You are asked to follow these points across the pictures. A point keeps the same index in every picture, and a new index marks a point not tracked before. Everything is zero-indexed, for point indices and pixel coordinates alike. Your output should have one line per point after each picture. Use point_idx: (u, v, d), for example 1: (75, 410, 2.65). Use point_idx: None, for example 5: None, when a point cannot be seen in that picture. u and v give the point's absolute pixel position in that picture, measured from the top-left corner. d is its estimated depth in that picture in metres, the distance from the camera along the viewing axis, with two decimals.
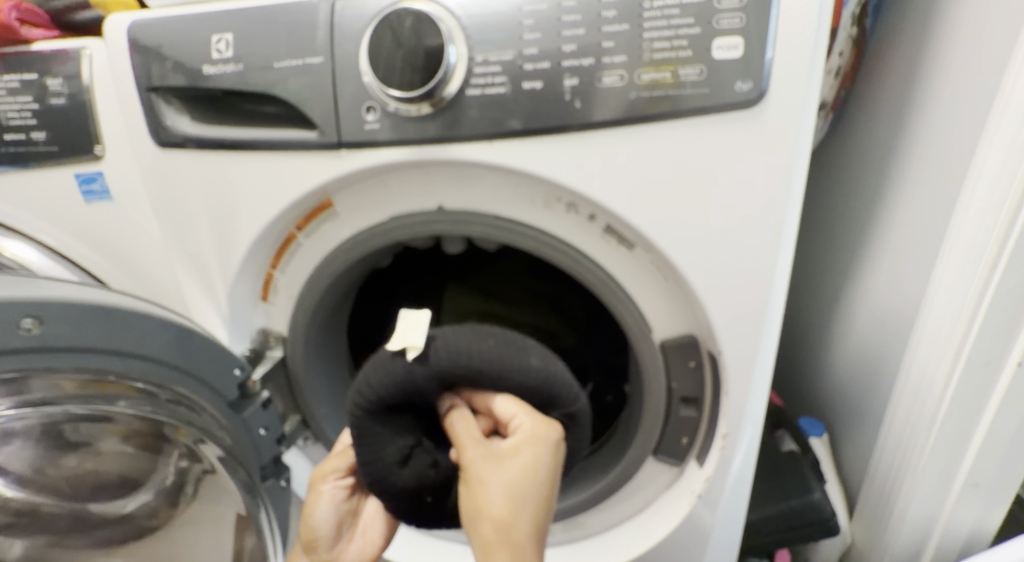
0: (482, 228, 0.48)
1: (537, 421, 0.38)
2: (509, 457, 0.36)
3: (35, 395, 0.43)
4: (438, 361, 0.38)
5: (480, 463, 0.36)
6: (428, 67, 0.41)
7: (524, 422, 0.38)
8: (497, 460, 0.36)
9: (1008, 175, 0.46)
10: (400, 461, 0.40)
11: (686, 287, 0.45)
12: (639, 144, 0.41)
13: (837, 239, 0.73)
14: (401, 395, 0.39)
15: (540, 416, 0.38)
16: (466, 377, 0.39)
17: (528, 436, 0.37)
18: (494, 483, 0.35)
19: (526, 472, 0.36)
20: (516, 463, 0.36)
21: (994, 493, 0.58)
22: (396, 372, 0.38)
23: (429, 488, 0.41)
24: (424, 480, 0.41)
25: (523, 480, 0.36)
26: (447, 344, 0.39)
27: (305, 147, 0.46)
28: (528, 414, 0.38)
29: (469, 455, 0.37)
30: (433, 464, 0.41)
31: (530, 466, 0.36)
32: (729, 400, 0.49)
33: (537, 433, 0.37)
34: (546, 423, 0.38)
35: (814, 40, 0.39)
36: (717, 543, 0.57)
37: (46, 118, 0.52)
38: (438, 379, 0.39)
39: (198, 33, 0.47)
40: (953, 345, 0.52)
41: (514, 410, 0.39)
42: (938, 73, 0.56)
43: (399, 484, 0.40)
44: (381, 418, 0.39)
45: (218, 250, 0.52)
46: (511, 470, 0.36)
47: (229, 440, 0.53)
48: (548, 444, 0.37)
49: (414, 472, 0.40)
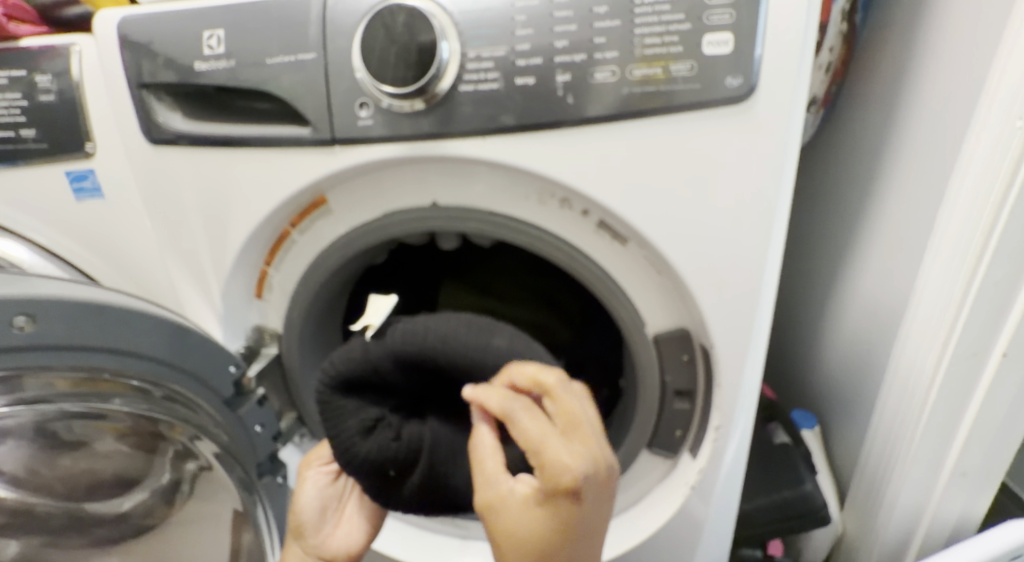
0: (477, 224, 0.48)
1: (552, 464, 0.35)
2: (525, 510, 0.36)
3: (28, 393, 0.43)
4: (393, 339, 0.41)
5: (498, 514, 0.36)
6: (421, 63, 0.42)
7: (539, 460, 0.35)
8: (512, 514, 0.36)
9: (994, 168, 0.46)
10: (362, 433, 0.41)
11: (679, 281, 0.46)
12: (632, 140, 0.42)
13: (827, 233, 0.74)
14: (361, 370, 0.41)
15: (557, 450, 0.35)
16: (425, 356, 0.41)
17: (543, 484, 0.35)
18: (510, 543, 0.36)
19: (546, 530, 0.35)
20: (535, 518, 0.35)
21: (981, 481, 0.59)
22: (355, 350, 0.41)
23: (393, 461, 0.41)
24: (386, 452, 0.41)
25: (545, 541, 0.35)
26: (406, 325, 0.41)
27: (299, 144, 0.46)
28: (544, 444, 0.35)
29: (488, 500, 0.37)
30: (396, 438, 0.41)
31: (551, 523, 0.35)
32: (722, 392, 0.49)
33: (551, 479, 0.34)
34: (565, 461, 0.34)
35: (804, 35, 0.39)
36: (711, 534, 0.58)
37: (35, 115, 0.51)
38: (395, 358, 0.41)
39: (189, 29, 0.46)
40: (941, 337, 0.53)
41: (532, 434, 0.36)
42: (925, 68, 0.56)
43: (362, 455, 0.41)
44: (345, 392, 0.42)
45: (211, 246, 0.52)
46: (529, 531, 0.35)
47: (225, 438, 0.53)
48: (567, 493, 0.34)
49: (376, 443, 0.41)
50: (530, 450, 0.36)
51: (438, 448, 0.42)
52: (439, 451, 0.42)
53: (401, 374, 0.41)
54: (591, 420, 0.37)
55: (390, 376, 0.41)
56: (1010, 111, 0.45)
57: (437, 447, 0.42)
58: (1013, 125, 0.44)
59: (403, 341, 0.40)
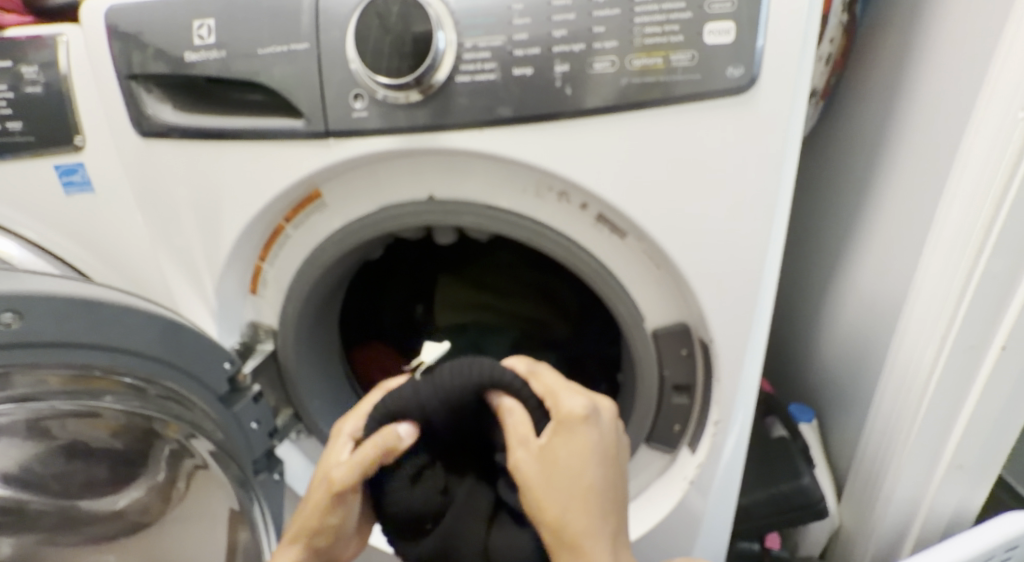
0: (473, 219, 0.48)
1: (566, 402, 0.43)
2: (551, 451, 0.41)
3: (19, 390, 0.42)
4: (443, 381, 0.43)
5: (531, 461, 0.41)
6: (416, 53, 0.41)
7: (555, 403, 0.43)
8: (543, 457, 0.41)
9: (996, 159, 0.46)
10: (410, 481, 0.43)
11: (677, 274, 0.45)
12: (630, 131, 0.41)
13: (826, 227, 0.74)
14: (411, 414, 0.43)
15: (569, 393, 0.43)
16: (471, 396, 0.43)
17: (560, 420, 0.42)
18: (544, 483, 0.41)
19: (573, 460, 0.41)
20: (563, 452, 0.41)
21: (979, 472, 0.58)
22: (406, 393, 0.43)
23: (428, 515, 0.43)
24: (428, 504, 0.43)
25: (572, 471, 0.41)
26: (453, 368, 0.43)
27: (293, 136, 0.45)
28: (558, 390, 0.44)
29: (518, 459, 0.42)
30: (438, 491, 0.44)
31: (573, 452, 0.41)
32: (721, 387, 0.49)
33: (568, 413, 0.42)
34: (576, 399, 0.43)
35: (806, 25, 0.39)
36: (709, 528, 0.58)
37: (22, 107, 0.50)
38: (445, 399, 0.43)
39: (180, 20, 0.46)
40: (940, 329, 0.52)
41: (549, 386, 0.44)
42: (926, 59, 0.56)
43: (406, 502, 0.43)
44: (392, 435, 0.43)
45: (204, 242, 0.51)
46: (558, 466, 0.41)
47: (219, 435, 0.52)
48: (582, 420, 0.42)
49: (421, 492, 0.43)
50: (546, 396, 0.44)
51: (463, 509, 0.44)
52: (464, 515, 0.44)
53: (447, 416, 0.44)
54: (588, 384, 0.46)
55: (435, 417, 0.43)
56: (1012, 102, 0.44)
57: (463, 508, 0.44)
58: (1015, 116, 0.44)
59: (453, 383, 0.42)
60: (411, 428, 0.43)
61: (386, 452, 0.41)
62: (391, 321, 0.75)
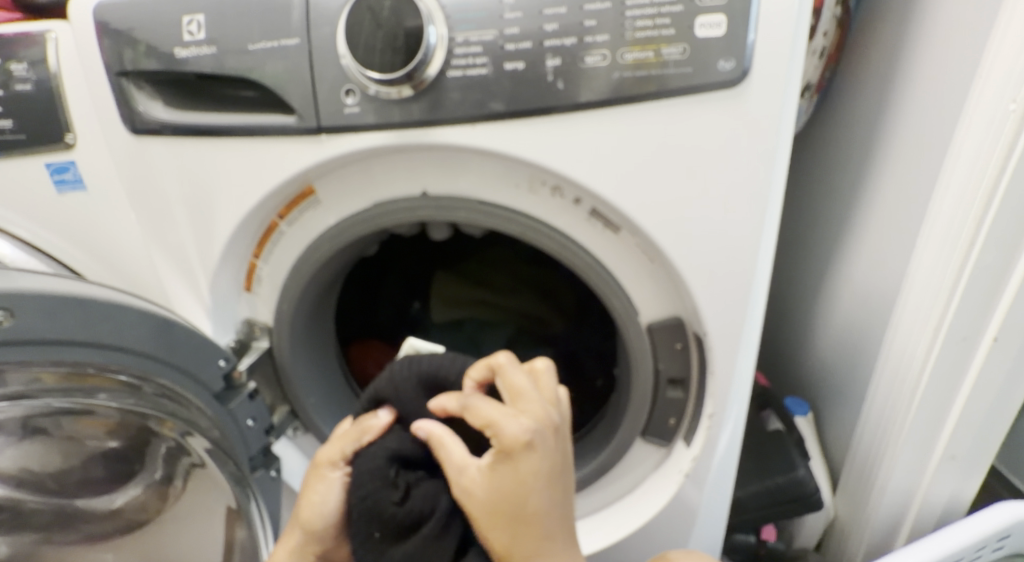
0: (466, 214, 0.48)
1: (504, 430, 0.39)
2: (494, 478, 0.40)
3: (13, 388, 0.42)
4: (418, 365, 0.46)
5: (476, 489, 0.40)
6: (408, 48, 0.41)
7: (493, 432, 0.39)
8: (486, 485, 0.40)
9: (986, 152, 0.46)
10: (379, 467, 0.43)
11: (672, 270, 0.45)
12: (624, 125, 0.41)
13: (820, 221, 0.74)
14: (391, 389, 0.46)
15: (508, 417, 0.39)
16: (447, 385, 0.46)
17: (501, 449, 0.39)
18: (491, 512, 0.40)
19: (516, 489, 0.39)
20: (505, 482, 0.39)
21: (972, 462, 0.59)
22: (394, 370, 0.47)
23: (382, 523, 0.42)
24: (383, 509, 0.42)
25: (517, 496, 0.39)
26: (430, 358, 0.47)
27: (284, 132, 0.45)
28: (497, 418, 0.40)
29: (462, 488, 0.41)
30: (398, 501, 0.42)
31: (518, 482, 0.39)
32: (715, 380, 0.49)
33: (507, 443, 0.39)
34: (517, 423, 0.39)
35: (797, 16, 0.39)
36: (705, 520, 0.58)
37: (11, 104, 0.50)
38: (421, 380, 0.46)
39: (171, 16, 0.45)
40: (932, 322, 0.53)
41: (486, 416, 0.40)
42: (918, 51, 0.56)
43: (368, 493, 0.42)
44: (382, 411, 0.46)
45: (198, 239, 0.51)
46: (503, 492, 0.39)
47: (216, 433, 0.52)
48: (524, 447, 0.39)
49: (382, 487, 0.42)
50: (485, 426, 0.40)
51: (426, 544, 0.41)
52: (426, 550, 0.41)
53: (421, 402, 0.46)
54: (536, 388, 0.42)
55: (412, 400, 0.46)
56: (1004, 93, 0.44)
57: (428, 542, 0.41)
58: (1006, 107, 0.44)
59: (426, 367, 0.46)
60: (388, 414, 0.46)
61: (362, 431, 0.46)
62: (388, 318, 0.75)
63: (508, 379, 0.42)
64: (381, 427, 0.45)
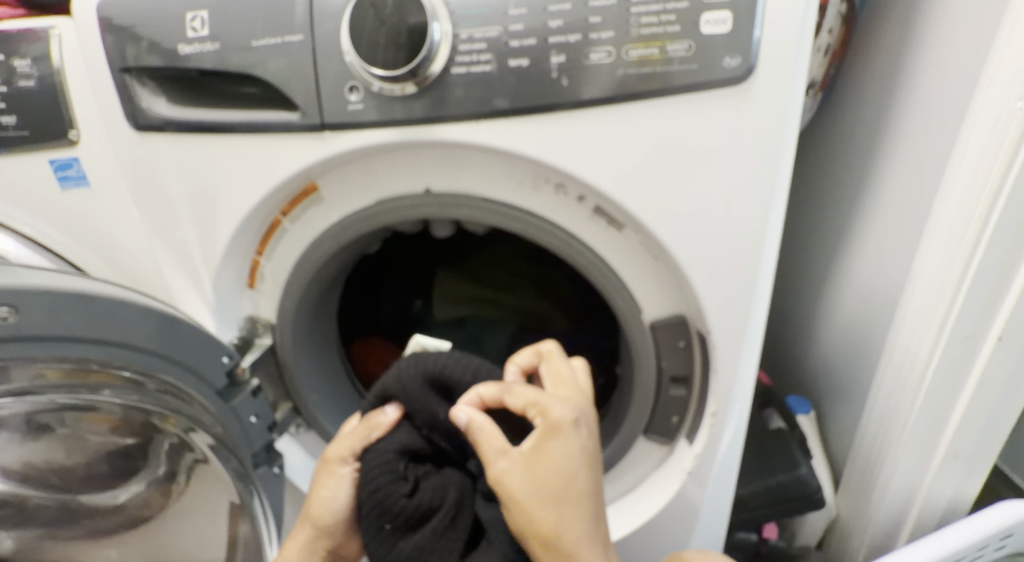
0: (468, 211, 0.48)
1: (552, 408, 0.40)
2: (537, 460, 0.39)
3: (17, 384, 0.42)
4: (428, 361, 0.45)
5: (516, 473, 0.39)
6: (411, 44, 0.41)
7: (539, 411, 0.40)
8: (529, 466, 0.39)
9: (993, 149, 0.46)
10: (388, 465, 0.43)
11: (675, 267, 0.45)
12: (628, 121, 0.41)
13: (824, 220, 0.74)
14: (398, 385, 0.45)
15: (553, 398, 0.41)
16: (454, 384, 0.46)
17: (548, 428, 0.40)
18: (537, 496, 0.39)
19: (560, 468, 0.39)
20: (550, 461, 0.39)
21: (974, 462, 0.58)
22: (404, 365, 0.46)
23: (392, 517, 0.43)
24: (393, 503, 0.42)
25: (563, 477, 0.39)
26: (437, 357, 0.46)
27: (288, 129, 0.45)
28: (542, 398, 0.41)
29: (502, 471, 0.40)
30: (409, 495, 0.43)
31: (563, 462, 0.39)
32: (718, 378, 0.49)
33: (556, 421, 0.40)
34: (562, 403, 0.41)
35: (803, 12, 0.38)
36: (707, 519, 0.58)
37: (14, 101, 0.50)
38: (429, 377, 0.45)
39: (174, 12, 0.45)
40: (937, 319, 0.53)
41: (529, 397, 0.41)
42: (925, 46, 0.56)
43: (378, 489, 0.43)
44: (391, 405, 0.46)
45: (200, 234, 0.51)
46: (550, 471, 0.39)
47: (218, 429, 0.52)
48: (572, 426, 0.40)
49: (392, 484, 0.43)
50: (529, 407, 0.41)
51: (434, 537, 0.42)
52: (435, 543, 0.42)
53: (428, 399, 0.45)
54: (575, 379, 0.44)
55: (421, 398, 0.45)
56: (1011, 91, 0.44)
57: (437, 536, 0.42)
58: (1013, 105, 0.44)
59: (434, 364, 0.45)
60: (396, 410, 0.45)
61: (370, 428, 0.45)
62: (391, 315, 0.76)
63: (553, 366, 0.45)
64: (389, 425, 0.45)
